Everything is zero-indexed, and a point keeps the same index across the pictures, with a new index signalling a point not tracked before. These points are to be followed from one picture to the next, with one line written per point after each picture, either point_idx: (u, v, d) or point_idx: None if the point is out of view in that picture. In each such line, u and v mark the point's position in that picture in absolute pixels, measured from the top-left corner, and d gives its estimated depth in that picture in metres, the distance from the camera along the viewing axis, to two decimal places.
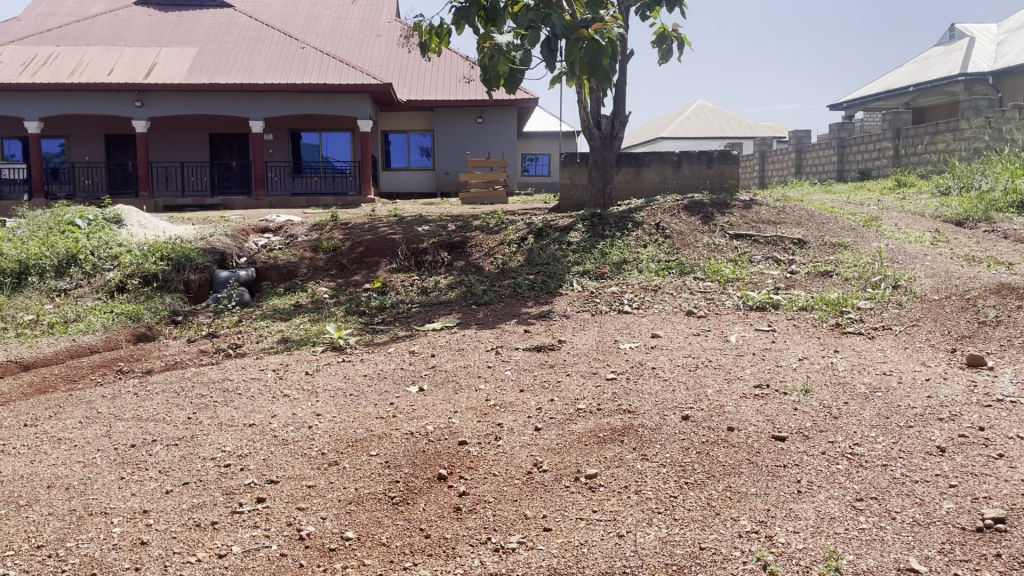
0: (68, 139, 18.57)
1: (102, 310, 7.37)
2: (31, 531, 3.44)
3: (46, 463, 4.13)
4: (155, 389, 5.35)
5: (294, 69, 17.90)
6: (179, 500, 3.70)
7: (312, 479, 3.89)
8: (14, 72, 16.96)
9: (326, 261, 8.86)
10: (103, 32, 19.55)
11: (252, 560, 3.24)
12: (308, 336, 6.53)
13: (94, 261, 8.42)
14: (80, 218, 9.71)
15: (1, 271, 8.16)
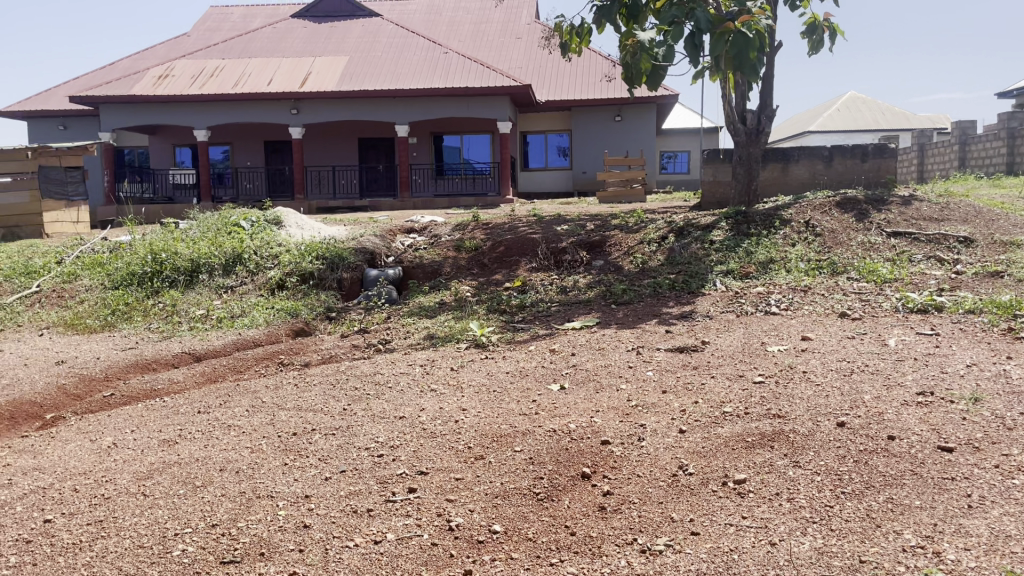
0: (233, 146, 19.93)
1: (265, 306, 7.86)
2: (207, 510, 3.70)
3: (219, 448, 4.45)
4: (313, 381, 5.66)
5: (438, 74, 18.42)
6: (337, 487, 3.90)
7: (459, 471, 4.00)
8: (185, 84, 18.36)
9: (468, 260, 9.06)
10: (263, 44, 20.83)
11: (406, 548, 3.36)
12: (452, 333, 6.70)
13: (256, 260, 8.98)
14: (245, 219, 10.41)
15: (176, 268, 8.82)
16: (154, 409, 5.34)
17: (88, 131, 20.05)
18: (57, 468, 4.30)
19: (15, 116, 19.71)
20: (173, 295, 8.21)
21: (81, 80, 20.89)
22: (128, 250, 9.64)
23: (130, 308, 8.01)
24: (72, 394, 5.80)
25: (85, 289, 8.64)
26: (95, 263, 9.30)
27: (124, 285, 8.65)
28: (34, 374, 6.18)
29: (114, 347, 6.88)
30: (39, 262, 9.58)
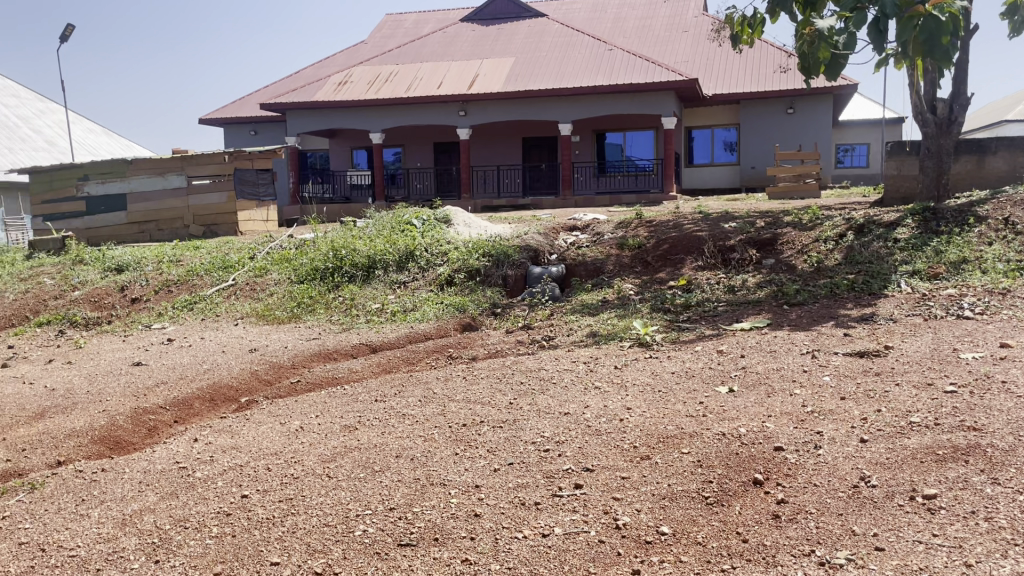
0: (405, 148, 20.83)
1: (435, 301, 8.16)
2: (385, 494, 3.89)
3: (394, 435, 4.67)
4: (481, 374, 5.82)
5: (602, 72, 18.39)
6: (506, 479, 3.99)
7: (626, 471, 3.98)
8: (362, 89, 19.38)
9: (632, 258, 8.99)
10: (434, 49, 21.60)
11: (572, 542, 3.39)
12: (615, 331, 6.68)
13: (427, 256, 9.34)
14: (416, 218, 10.85)
15: (354, 263, 9.32)
16: (336, 395, 5.69)
17: (276, 136, 21.60)
18: (252, 447, 4.67)
19: (214, 123, 21.55)
20: (352, 290, 8.69)
21: (271, 88, 22.52)
22: (312, 247, 10.31)
23: (314, 300, 8.56)
24: (264, 378, 6.29)
25: (274, 283, 9.31)
26: (283, 258, 10.01)
27: (308, 279, 9.25)
28: (231, 360, 6.74)
29: (300, 337, 7.37)
30: (235, 257, 10.43)
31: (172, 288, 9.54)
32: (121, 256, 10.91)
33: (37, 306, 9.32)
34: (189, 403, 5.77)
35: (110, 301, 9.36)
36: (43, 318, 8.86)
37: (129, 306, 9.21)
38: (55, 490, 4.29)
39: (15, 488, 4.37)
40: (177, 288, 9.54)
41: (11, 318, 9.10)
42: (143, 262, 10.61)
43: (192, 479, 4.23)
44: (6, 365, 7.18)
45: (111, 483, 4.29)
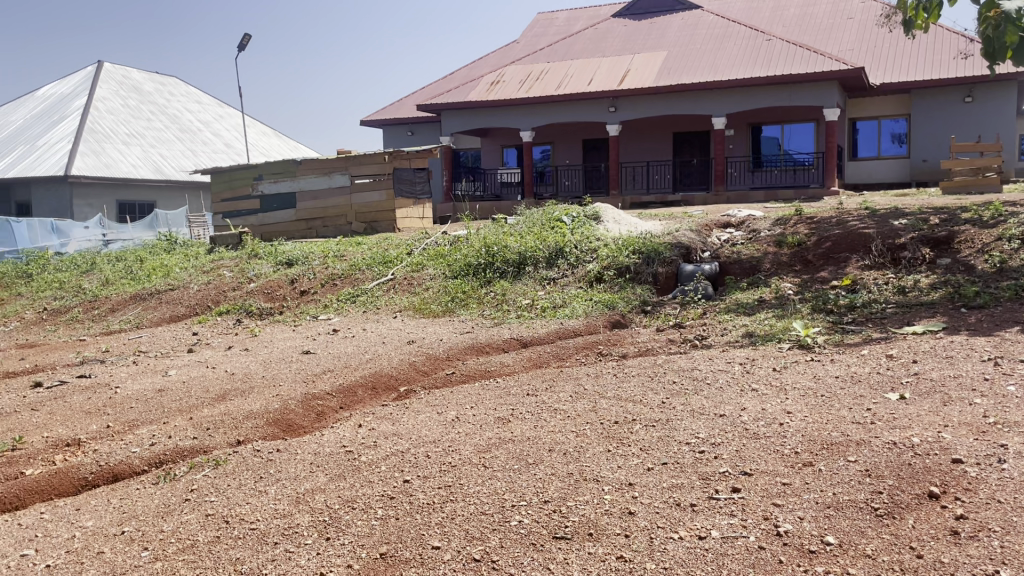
0: (554, 145, 20.97)
1: (584, 298, 8.17)
2: (540, 487, 3.94)
3: (547, 429, 4.72)
4: (632, 372, 5.78)
5: (759, 64, 17.78)
6: (660, 478, 3.95)
7: (787, 477, 3.84)
8: (514, 88, 19.67)
9: (790, 256, 8.66)
10: (585, 46, 21.60)
11: (731, 547, 3.31)
12: (773, 332, 6.45)
13: (577, 253, 9.38)
14: (566, 215, 10.92)
15: (505, 259, 9.49)
16: (490, 388, 5.82)
17: (430, 136, 22.32)
18: (412, 435, 4.85)
19: (374, 125, 22.55)
20: (503, 286, 8.85)
21: (426, 89, 23.31)
22: (465, 243, 10.59)
23: (466, 295, 8.78)
24: (422, 369, 6.53)
25: (429, 277, 9.62)
26: (438, 254, 10.33)
27: (461, 274, 9.50)
28: (391, 351, 7.04)
29: (454, 331, 7.59)
30: (394, 252, 10.87)
31: (337, 282, 10.06)
32: (291, 251, 11.64)
33: (217, 296, 10.11)
34: (353, 390, 6.07)
35: (281, 292, 10.00)
36: (222, 307, 9.61)
37: (298, 298, 9.80)
38: (236, 466, 4.64)
39: (202, 463, 4.77)
40: (341, 281, 10.07)
41: (195, 307, 9.91)
42: (310, 257, 11.27)
43: (358, 463, 4.46)
44: (192, 350, 7.84)
45: (285, 463, 4.60)
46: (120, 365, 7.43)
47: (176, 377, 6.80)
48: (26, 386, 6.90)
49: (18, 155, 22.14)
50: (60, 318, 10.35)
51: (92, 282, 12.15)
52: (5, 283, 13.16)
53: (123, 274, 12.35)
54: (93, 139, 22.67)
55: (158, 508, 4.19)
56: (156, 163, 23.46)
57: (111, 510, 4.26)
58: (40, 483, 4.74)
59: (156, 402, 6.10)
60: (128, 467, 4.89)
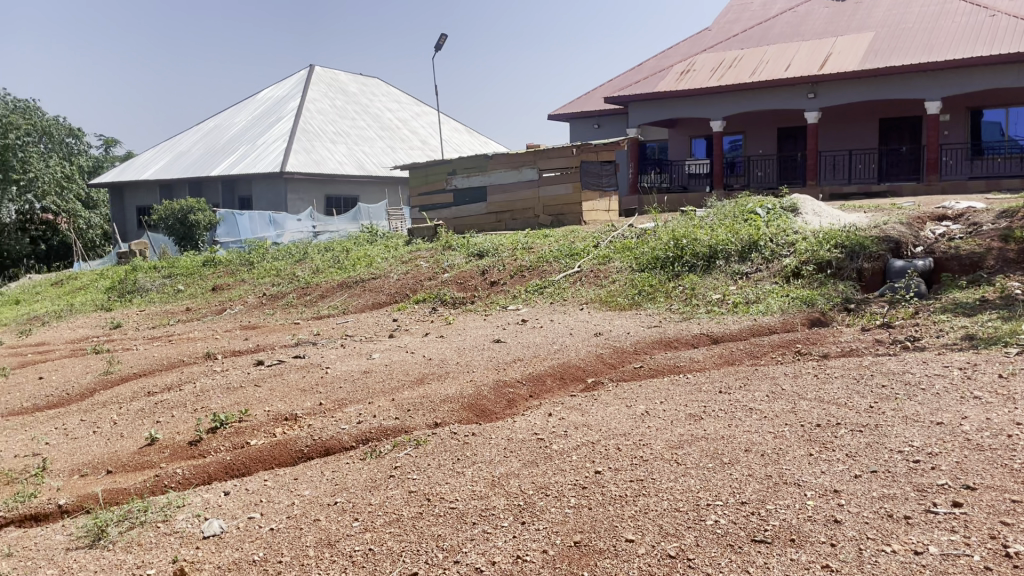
0: (746, 134, 20.24)
1: (780, 294, 7.82)
2: (736, 487, 3.82)
3: (742, 429, 4.57)
4: (834, 373, 5.47)
5: (981, 42, 16.23)
6: (870, 487, 3.71)
7: (1017, 494, 3.48)
8: (704, 77, 19.18)
9: (1019, 251, 7.83)
10: (782, 31, 20.66)
11: (952, 565, 3.05)
12: (999, 335, 5.89)
13: (772, 247, 9.01)
14: (761, 207, 10.51)
15: (696, 253, 9.26)
16: (680, 384, 5.72)
17: (617, 129, 22.25)
18: (602, 427, 4.85)
19: (561, 118, 22.79)
20: (693, 280, 8.65)
21: (614, 82, 23.23)
22: (653, 236, 10.47)
23: (655, 289, 8.67)
24: (609, 362, 6.53)
25: (617, 270, 9.59)
26: (625, 247, 10.27)
27: (649, 267, 9.39)
28: (578, 342, 7.09)
29: (642, 324, 7.53)
30: (581, 245, 10.93)
31: (525, 273, 10.27)
32: (482, 243, 12.01)
33: (414, 286, 10.63)
34: (543, 379, 6.19)
35: (473, 282, 10.34)
36: (420, 296, 10.09)
37: (489, 288, 10.09)
38: (435, 447, 4.86)
39: (404, 442, 5.04)
40: (530, 273, 10.25)
41: (394, 295, 10.48)
42: (500, 249, 11.57)
43: (550, 451, 4.53)
44: (393, 335, 8.29)
45: (481, 446, 4.76)
46: (330, 347, 7.99)
47: (379, 360, 7.22)
48: (250, 364, 7.60)
49: (242, 155, 24.33)
50: (278, 303, 11.30)
51: (304, 270, 13.16)
52: (231, 269, 14.53)
53: (331, 263, 13.28)
54: (305, 139, 24.51)
55: (366, 482, 4.48)
56: (359, 159, 24.98)
57: (325, 481, 4.60)
58: (263, 453, 5.22)
59: (362, 383, 6.51)
60: (338, 442, 5.26)
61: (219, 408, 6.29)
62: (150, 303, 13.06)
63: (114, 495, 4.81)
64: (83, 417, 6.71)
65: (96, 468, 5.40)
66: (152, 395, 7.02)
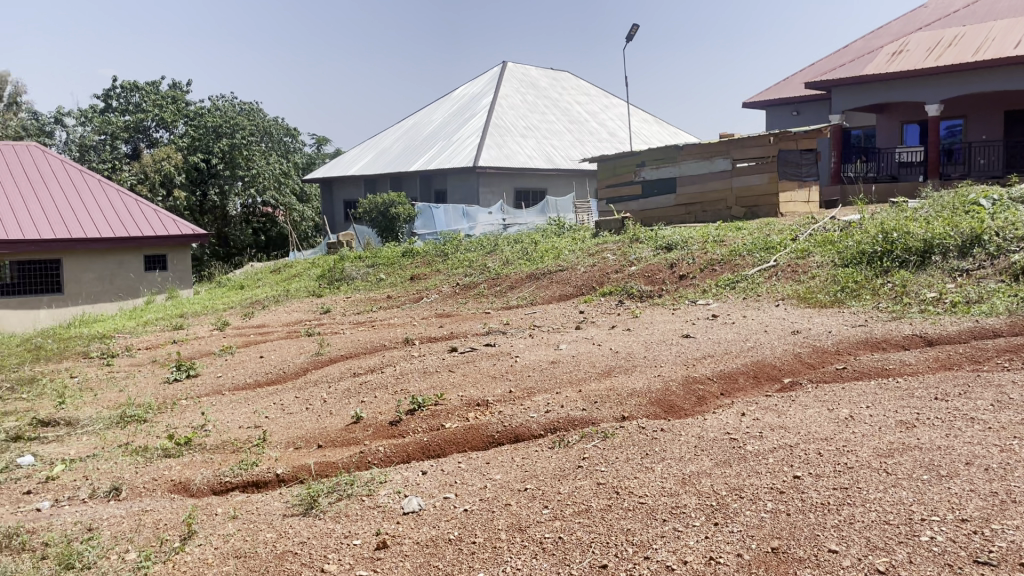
0: (967, 118, 18.58)
1: (1008, 293, 7.07)
2: (955, 503, 3.50)
3: (962, 440, 4.18)
4: None
5: None
6: None
7: None
8: (919, 58, 17.73)
9: None
10: (1013, 4, 18.67)
11: None
12: None
13: (999, 241, 8.17)
14: (985, 198, 9.58)
15: (908, 248, 8.59)
16: (889, 388, 5.32)
17: (817, 116, 21.07)
18: (800, 430, 4.62)
19: (756, 107, 21.91)
20: (903, 276, 8.03)
21: (815, 67, 22.02)
22: (858, 229, 9.83)
23: (859, 286, 8.13)
24: (808, 362, 6.20)
25: (817, 265, 9.08)
26: (827, 241, 9.72)
27: (853, 262, 8.82)
28: (774, 340, 6.80)
29: (845, 323, 7.09)
30: (776, 238, 10.47)
31: (716, 267, 9.98)
32: (672, 235, 11.80)
33: (601, 278, 10.64)
34: (735, 377, 5.97)
35: (661, 276, 10.18)
36: (607, 289, 10.09)
37: (677, 282, 9.90)
38: (624, 441, 4.83)
39: (592, 433, 5.05)
40: (721, 266, 9.95)
41: (582, 287, 10.53)
42: (690, 241, 11.32)
43: (744, 451, 4.37)
44: (580, 327, 8.34)
45: (670, 443, 4.67)
46: (519, 337, 8.17)
47: (566, 351, 7.28)
48: (444, 350, 7.92)
49: (438, 150, 25.42)
50: (470, 292, 11.71)
51: (495, 262, 13.53)
52: (427, 260, 15.21)
53: (520, 255, 13.56)
54: (496, 134, 25.18)
55: (555, 471, 4.53)
56: (548, 152, 25.31)
57: (515, 467, 4.71)
58: (457, 436, 5.42)
59: (550, 373, 6.61)
60: (527, 430, 5.36)
61: (416, 391, 6.62)
62: (354, 290, 13.96)
63: (324, 468, 5.18)
64: (296, 394, 7.29)
65: (309, 441, 5.85)
66: (357, 376, 7.52)
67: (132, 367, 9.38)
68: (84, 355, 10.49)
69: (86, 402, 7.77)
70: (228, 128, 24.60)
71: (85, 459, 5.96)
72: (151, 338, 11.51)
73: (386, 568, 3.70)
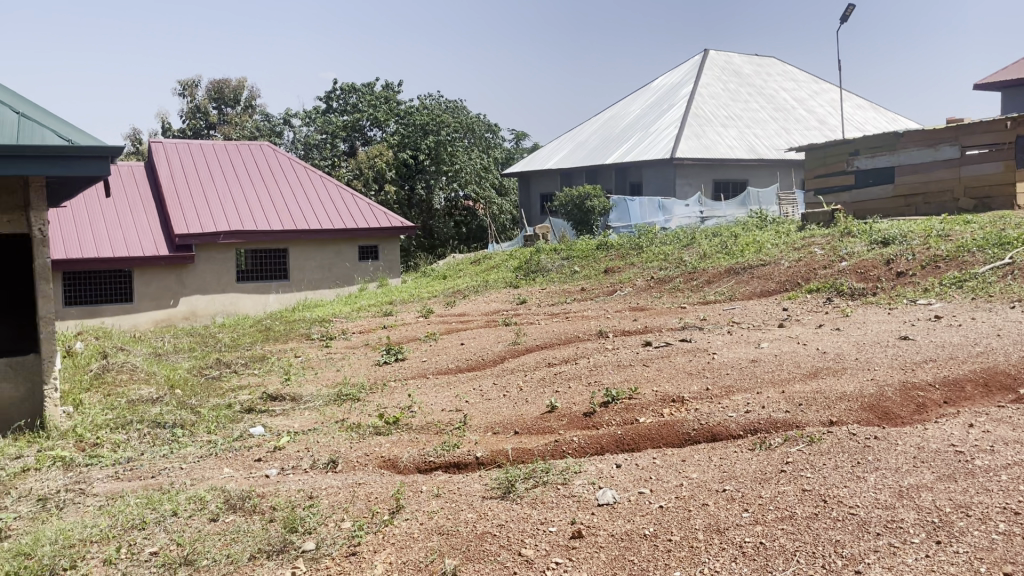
0: None
1: None
2: None
3: None
4: None
5: None
6: None
7: None
8: None
9: None
10: None
11: None
12: None
13: None
14: None
15: None
16: None
17: None
18: None
19: (990, 88, 19.85)
20: None
21: None
22: None
23: None
24: None
25: None
26: None
27: None
28: (1009, 345, 6.13)
29: None
30: (1013, 233, 9.44)
31: (941, 264, 9.16)
32: (888, 229, 10.98)
33: (807, 274, 10.10)
34: (961, 385, 5.45)
35: (875, 273, 9.50)
36: (813, 285, 9.56)
37: (894, 279, 9.20)
38: (832, 446, 4.56)
39: (796, 437, 4.82)
40: (946, 263, 9.12)
41: (785, 283, 10.06)
42: (910, 235, 10.48)
43: (971, 466, 3.98)
44: (783, 325, 7.96)
45: (884, 453, 4.34)
46: (717, 333, 7.94)
47: (767, 350, 6.99)
48: (639, 344, 7.85)
49: (636, 142, 25.23)
50: (666, 286, 11.51)
51: (692, 255, 13.21)
52: (622, 253, 15.16)
53: (718, 248, 13.18)
54: (696, 124, 24.58)
55: (756, 474, 4.36)
56: (751, 142, 24.36)
57: (713, 467, 4.58)
58: (651, 431, 5.36)
59: (751, 371, 6.37)
60: (725, 429, 5.20)
61: (610, 383, 6.63)
62: (550, 282, 14.17)
63: (521, 454, 5.31)
64: (494, 380, 7.54)
65: (506, 428, 6.02)
66: (552, 366, 7.65)
67: (346, 350, 10.10)
68: (306, 337, 11.44)
69: (308, 380, 8.49)
70: (434, 126, 25.74)
71: (307, 432, 6.50)
72: (364, 323, 12.35)
73: (581, 558, 3.73)
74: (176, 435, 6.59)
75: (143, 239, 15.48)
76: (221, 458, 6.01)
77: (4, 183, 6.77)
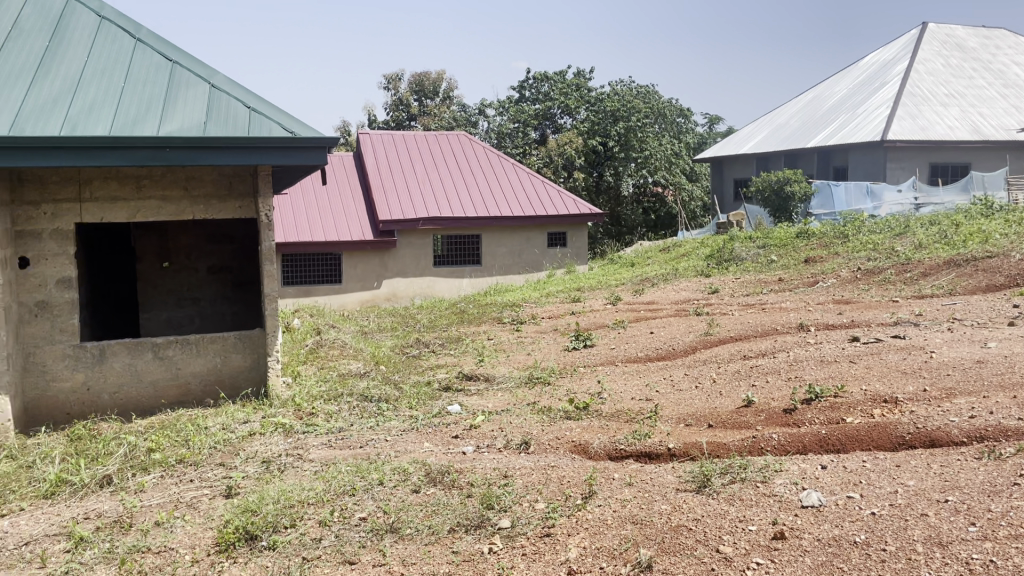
0: None
1: None
2: None
3: None
4: None
5: None
6: None
7: None
8: None
9: None
10: None
11: None
12: None
13: None
14: None
15: None
16: None
17: None
18: None
19: None
20: None
21: None
22: None
23: None
24: None
25: None
26: None
27: None
28: None
29: None
30: None
31: None
32: None
33: None
34: None
35: None
36: None
37: None
38: None
39: None
40: None
41: (1016, 278, 9.06)
42: None
43: None
44: (1014, 324, 7.17)
45: None
46: (935, 330, 7.29)
47: (996, 350, 6.32)
48: (845, 339, 7.39)
49: (841, 124, 23.68)
50: (874, 278, 10.73)
51: (905, 245, 12.21)
52: (825, 242, 14.30)
53: (937, 237, 12.10)
54: (911, 103, 22.68)
55: (984, 485, 3.95)
56: (976, 122, 22.15)
57: (932, 475, 4.21)
58: (860, 432, 5.01)
59: (976, 373, 5.79)
60: (946, 434, 4.77)
61: (813, 379, 6.27)
62: (744, 271, 13.65)
63: (716, 449, 5.16)
64: (686, 371, 7.38)
65: (699, 420, 5.87)
66: (748, 359, 7.35)
67: (536, 335, 10.27)
68: (497, 320, 11.77)
69: (500, 362, 8.72)
70: (625, 112, 25.36)
71: (500, 412, 6.68)
72: (553, 308, 12.50)
73: (785, 560, 3.56)
74: (381, 409, 6.99)
75: (351, 225, 16.55)
76: (421, 433, 6.31)
77: (236, 172, 7.44)
